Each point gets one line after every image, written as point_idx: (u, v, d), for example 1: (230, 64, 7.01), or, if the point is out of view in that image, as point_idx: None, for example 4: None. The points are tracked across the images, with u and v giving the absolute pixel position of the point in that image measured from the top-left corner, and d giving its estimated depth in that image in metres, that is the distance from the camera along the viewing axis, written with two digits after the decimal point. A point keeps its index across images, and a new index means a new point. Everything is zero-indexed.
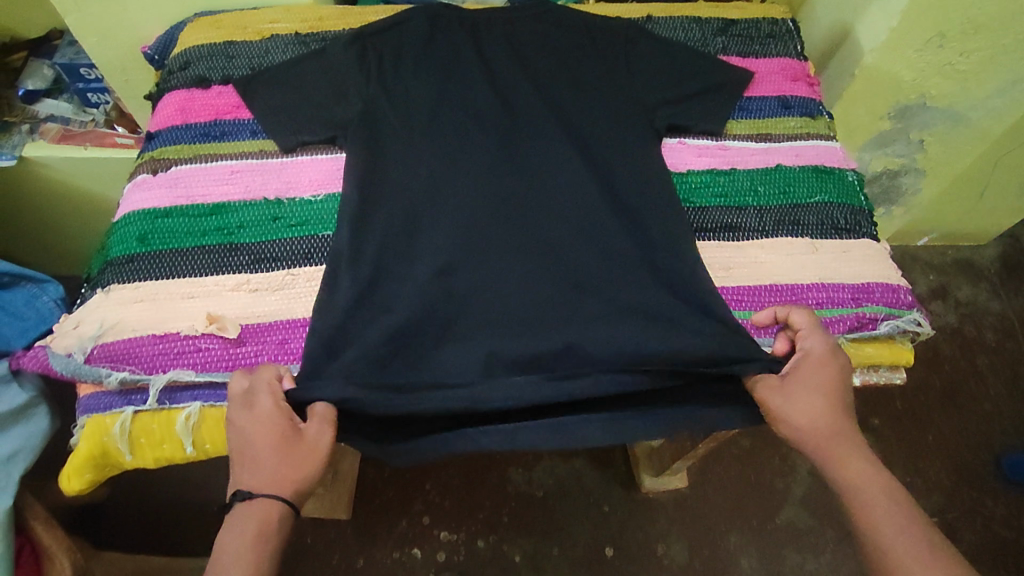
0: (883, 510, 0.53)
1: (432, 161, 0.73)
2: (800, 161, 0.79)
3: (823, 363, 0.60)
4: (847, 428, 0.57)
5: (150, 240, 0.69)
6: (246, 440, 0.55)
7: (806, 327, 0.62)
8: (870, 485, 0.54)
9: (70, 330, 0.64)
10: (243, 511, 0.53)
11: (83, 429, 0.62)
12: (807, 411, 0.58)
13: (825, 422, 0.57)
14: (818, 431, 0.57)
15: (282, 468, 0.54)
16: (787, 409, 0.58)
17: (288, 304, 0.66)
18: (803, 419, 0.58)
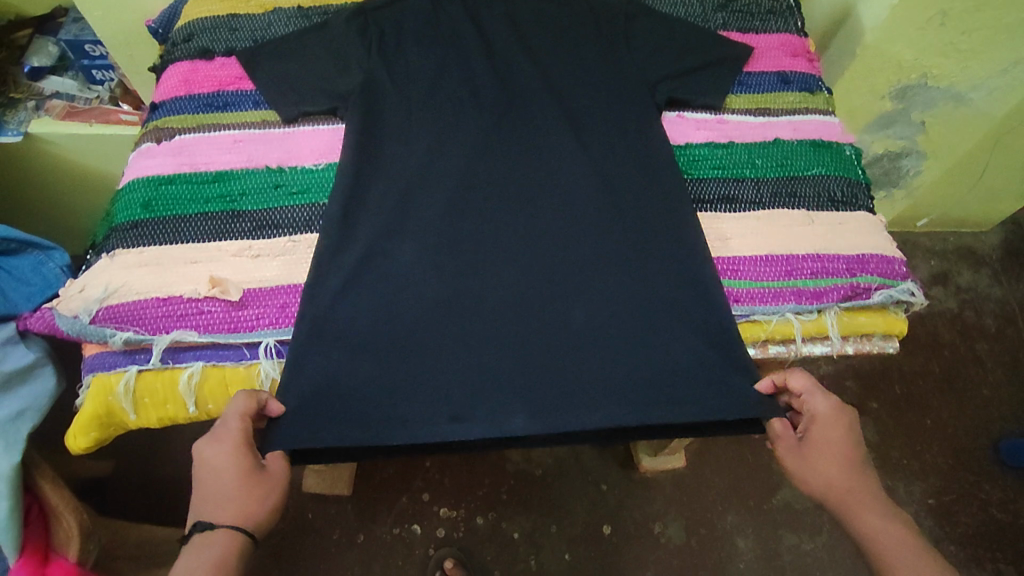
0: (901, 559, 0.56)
1: (433, 136, 0.75)
2: (798, 135, 0.80)
3: (833, 422, 0.62)
4: (862, 480, 0.60)
5: (155, 206, 0.70)
6: (214, 473, 0.56)
7: (807, 391, 0.63)
8: (885, 537, 0.57)
9: (75, 293, 0.65)
10: (204, 541, 0.55)
11: (88, 389, 0.63)
12: (823, 470, 0.61)
13: (835, 479, 0.60)
14: (832, 486, 0.60)
15: (247, 502, 0.56)
16: (804, 470, 0.61)
17: (289, 269, 0.68)
18: (820, 477, 0.60)
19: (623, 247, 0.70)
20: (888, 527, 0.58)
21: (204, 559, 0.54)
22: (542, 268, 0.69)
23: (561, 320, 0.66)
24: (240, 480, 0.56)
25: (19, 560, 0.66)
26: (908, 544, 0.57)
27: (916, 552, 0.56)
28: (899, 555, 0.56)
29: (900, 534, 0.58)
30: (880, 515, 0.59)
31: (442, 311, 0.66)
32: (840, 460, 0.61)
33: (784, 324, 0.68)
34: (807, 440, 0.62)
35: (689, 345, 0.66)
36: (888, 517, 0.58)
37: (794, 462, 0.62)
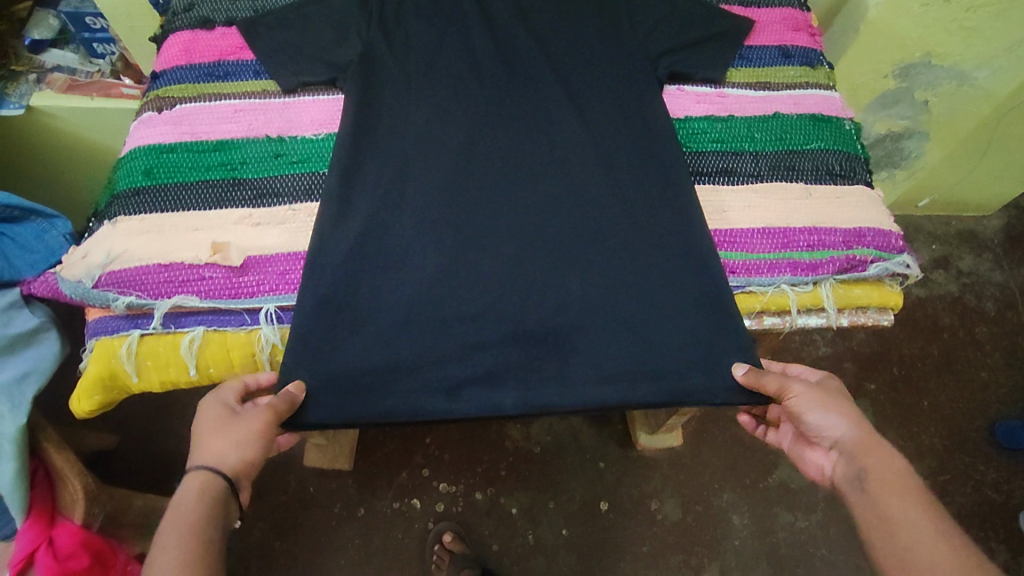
0: (904, 497, 0.55)
1: (433, 107, 0.75)
2: (798, 109, 0.80)
3: (833, 380, 0.64)
4: (870, 427, 0.60)
5: (156, 174, 0.71)
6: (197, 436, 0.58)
7: (798, 366, 0.66)
8: (894, 476, 0.56)
9: (78, 260, 0.66)
10: (182, 489, 0.55)
11: (91, 352, 0.64)
12: (840, 410, 0.60)
13: (850, 418, 0.60)
14: (848, 426, 0.59)
15: (219, 447, 0.56)
16: (822, 409, 0.60)
17: (289, 237, 0.68)
18: (837, 416, 0.60)
19: (622, 218, 0.70)
20: (896, 469, 0.57)
21: (181, 505, 0.53)
22: (541, 238, 0.69)
23: (559, 290, 0.66)
24: (220, 426, 0.57)
25: (26, 520, 0.69)
26: (908, 488, 0.55)
27: (915, 497, 0.55)
28: (902, 498, 0.54)
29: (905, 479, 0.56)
30: (885, 459, 0.57)
31: (440, 279, 0.66)
32: (851, 406, 0.61)
33: (779, 295, 0.69)
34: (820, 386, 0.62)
35: (685, 316, 0.66)
36: (891, 462, 0.57)
37: (811, 401, 0.60)
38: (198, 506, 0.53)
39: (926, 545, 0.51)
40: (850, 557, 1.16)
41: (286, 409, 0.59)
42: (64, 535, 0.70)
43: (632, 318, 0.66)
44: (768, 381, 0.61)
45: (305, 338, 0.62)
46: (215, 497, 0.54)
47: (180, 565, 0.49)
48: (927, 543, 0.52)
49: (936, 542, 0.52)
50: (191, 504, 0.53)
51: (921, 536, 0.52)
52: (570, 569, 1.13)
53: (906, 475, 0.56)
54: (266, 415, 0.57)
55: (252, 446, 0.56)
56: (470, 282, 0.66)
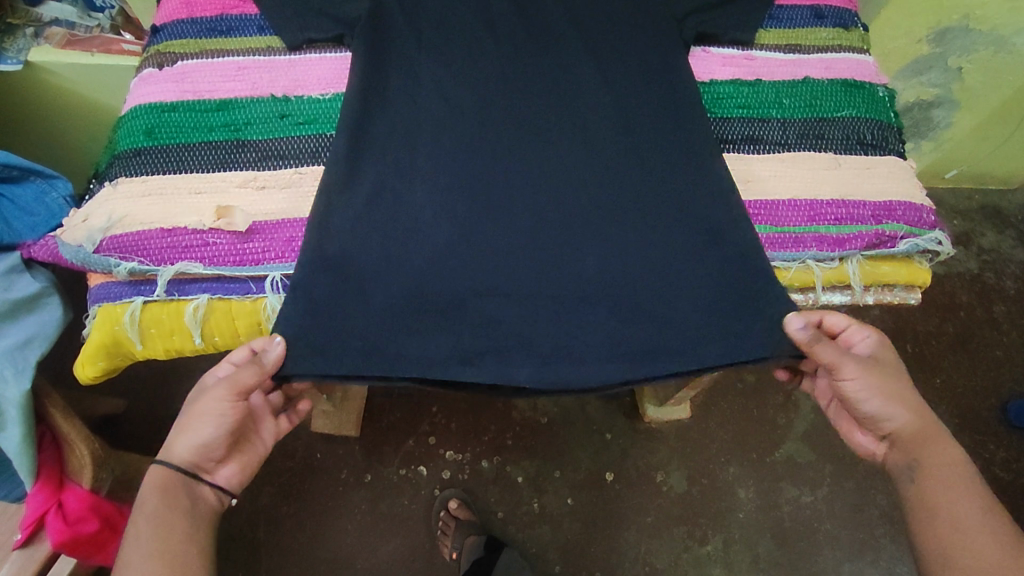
0: (960, 487, 0.57)
1: (444, 66, 0.72)
2: (829, 74, 0.76)
3: (886, 351, 0.64)
4: (928, 413, 0.61)
5: (157, 133, 0.69)
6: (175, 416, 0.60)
7: (843, 322, 0.64)
8: (947, 465, 0.58)
9: (79, 223, 0.64)
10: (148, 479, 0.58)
11: (94, 319, 0.62)
12: (895, 394, 0.61)
13: (908, 407, 0.61)
14: (907, 413, 0.61)
15: (177, 429, 0.58)
16: (879, 398, 0.60)
17: (296, 202, 0.66)
18: (894, 404, 0.61)
19: (640, 186, 0.67)
20: (950, 459, 0.59)
21: (144, 495, 0.57)
22: (556, 205, 0.66)
23: (574, 262, 0.64)
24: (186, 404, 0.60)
25: (36, 484, 0.69)
26: (968, 479, 0.57)
27: (976, 489, 0.57)
28: (954, 485, 0.57)
29: (959, 470, 0.58)
30: (944, 451, 0.59)
31: (450, 247, 0.64)
32: (906, 385, 0.62)
33: (804, 271, 0.65)
34: (873, 367, 0.62)
35: (705, 293, 0.63)
36: (953, 454, 0.59)
37: (867, 390, 0.61)
38: (158, 491, 0.57)
39: (984, 534, 0.54)
40: (854, 532, 1.16)
41: (256, 373, 0.57)
42: (73, 499, 0.70)
43: (650, 291, 0.63)
44: (822, 350, 0.60)
45: (311, 308, 0.61)
46: (171, 482, 0.57)
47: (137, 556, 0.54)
48: (969, 534, 0.54)
49: (983, 532, 0.54)
50: (153, 491, 0.57)
51: (966, 527, 0.55)
52: (574, 537, 1.14)
53: (964, 470, 0.58)
54: (224, 388, 0.58)
55: (205, 424, 0.58)
56: (481, 251, 0.64)
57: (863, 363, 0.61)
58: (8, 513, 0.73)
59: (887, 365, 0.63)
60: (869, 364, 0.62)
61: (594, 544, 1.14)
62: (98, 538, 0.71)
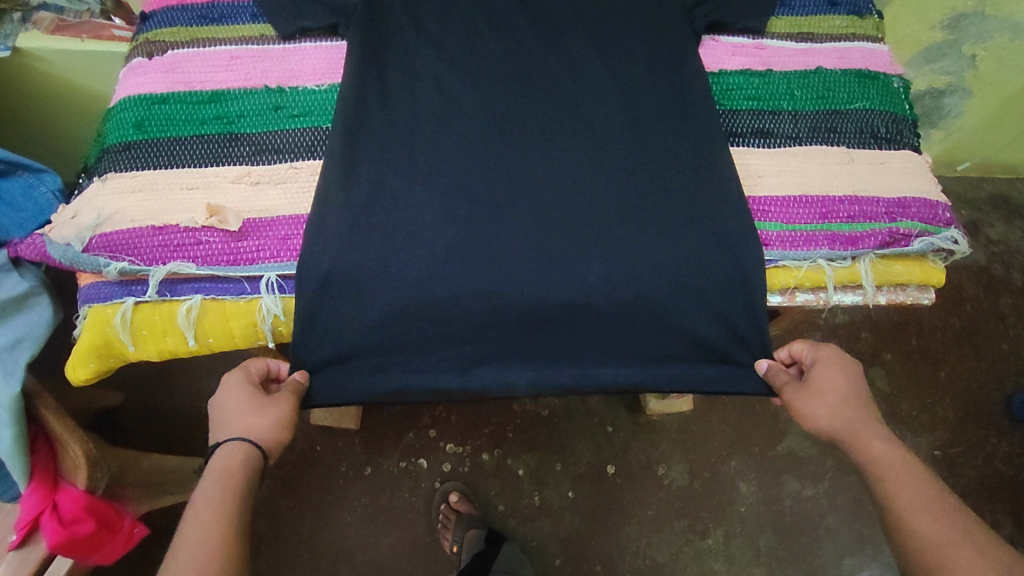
0: (910, 485, 0.53)
1: (445, 59, 0.70)
2: (842, 64, 0.74)
3: (830, 364, 0.62)
4: (867, 417, 0.59)
5: (147, 126, 0.66)
6: (228, 404, 0.57)
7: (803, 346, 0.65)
8: (890, 463, 0.55)
9: (68, 220, 0.62)
10: (220, 455, 0.55)
11: (85, 320, 0.60)
12: (832, 406, 0.59)
13: (841, 416, 0.59)
14: (840, 420, 0.58)
15: (255, 420, 0.56)
16: (815, 412, 0.59)
17: (290, 198, 0.63)
18: (826, 414, 0.59)
19: (647, 182, 0.65)
20: (894, 457, 0.55)
21: (222, 469, 0.53)
22: (560, 201, 0.64)
23: (580, 260, 0.62)
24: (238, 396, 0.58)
25: (29, 485, 0.67)
26: (915, 471, 0.54)
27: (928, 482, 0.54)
28: (902, 483, 0.54)
29: (903, 468, 0.55)
30: (886, 448, 0.56)
31: (451, 245, 0.62)
32: (851, 393, 0.60)
33: (815, 270, 0.63)
34: (813, 385, 0.61)
35: (708, 299, 0.63)
36: (893, 447, 0.56)
37: (802, 405, 0.60)
38: (241, 471, 0.54)
39: (928, 525, 0.51)
40: (855, 525, 1.16)
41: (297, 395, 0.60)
42: (68, 501, 0.68)
43: (656, 290, 0.62)
44: (777, 378, 0.63)
45: (308, 312, 0.59)
46: (253, 467, 0.55)
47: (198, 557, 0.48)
48: (921, 527, 0.51)
49: (937, 524, 0.51)
50: (235, 469, 0.54)
51: (918, 523, 0.51)
52: (574, 530, 1.13)
53: (912, 466, 0.55)
54: (290, 401, 0.59)
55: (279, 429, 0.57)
56: (483, 249, 0.62)
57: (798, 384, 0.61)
58: (4, 511, 0.72)
59: (832, 380, 0.61)
60: (809, 383, 0.61)
61: (595, 538, 1.13)
62: (94, 538, 0.70)
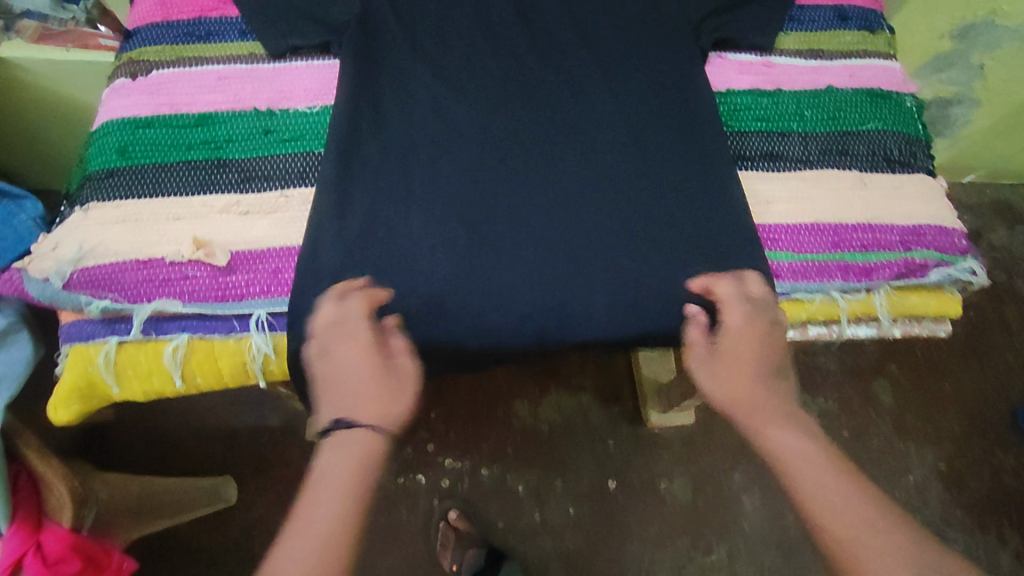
0: (823, 483, 0.50)
1: (443, 79, 0.67)
2: (854, 83, 0.71)
3: (743, 330, 0.55)
4: (770, 394, 0.54)
5: (131, 152, 0.63)
6: (358, 373, 0.51)
7: (727, 296, 0.57)
8: (797, 455, 0.51)
9: (47, 253, 0.59)
10: (352, 440, 0.49)
11: (66, 358, 0.57)
12: (730, 374, 0.54)
13: (737, 387, 0.53)
14: (731, 390, 0.54)
15: (390, 400, 0.51)
16: (708, 376, 0.55)
17: (281, 228, 0.61)
18: (720, 382, 0.54)
19: (651, 209, 0.63)
20: (801, 448, 0.52)
21: (354, 463, 0.49)
22: (562, 229, 0.62)
23: (584, 293, 0.60)
24: (356, 353, 0.52)
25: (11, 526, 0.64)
26: (821, 463, 0.51)
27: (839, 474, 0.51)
28: (817, 477, 0.50)
29: (813, 462, 0.51)
30: (791, 437, 0.52)
31: (450, 277, 0.59)
32: (760, 357, 0.55)
33: (828, 303, 0.61)
34: (715, 350, 0.55)
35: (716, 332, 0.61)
36: (795, 440, 0.52)
37: (699, 367, 0.56)
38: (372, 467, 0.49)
39: (841, 527, 0.47)
40: None
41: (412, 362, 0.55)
42: (53, 540, 0.65)
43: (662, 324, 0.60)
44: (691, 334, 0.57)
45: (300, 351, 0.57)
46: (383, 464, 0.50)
47: (321, 554, 0.45)
48: (833, 527, 0.48)
49: (853, 526, 0.48)
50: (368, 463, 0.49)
51: (830, 521, 0.48)
52: (576, 548, 1.12)
53: (817, 460, 0.51)
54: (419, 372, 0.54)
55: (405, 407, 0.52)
56: (483, 281, 0.60)
57: (704, 353, 0.56)
58: None
59: (738, 345, 0.55)
60: (712, 346, 0.56)
61: (597, 555, 1.11)
62: None
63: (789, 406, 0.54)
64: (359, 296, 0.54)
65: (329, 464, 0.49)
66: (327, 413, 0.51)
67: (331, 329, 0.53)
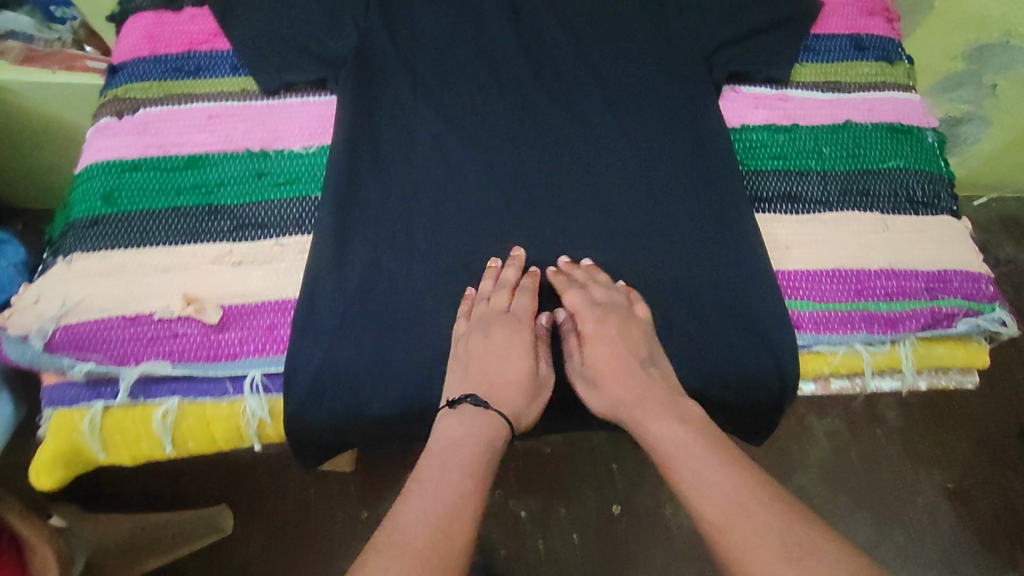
0: (702, 463, 0.45)
1: (444, 118, 0.64)
2: (873, 117, 0.68)
3: (597, 335, 0.54)
4: (645, 386, 0.52)
5: (117, 198, 0.60)
6: (515, 363, 0.53)
7: (576, 302, 0.56)
8: (676, 441, 0.47)
9: (28, 308, 0.56)
10: (487, 423, 0.48)
11: (49, 423, 0.54)
12: (600, 381, 0.54)
13: (607, 395, 0.53)
14: (605, 398, 0.53)
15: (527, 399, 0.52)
16: (585, 387, 0.55)
17: (276, 280, 0.57)
18: (595, 393, 0.54)
19: (663, 256, 0.60)
20: (675, 432, 0.48)
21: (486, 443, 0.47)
22: None
23: None
24: (516, 344, 0.54)
25: None
26: (696, 446, 0.46)
27: (721, 457, 0.46)
28: (696, 460, 0.46)
29: (687, 444, 0.47)
30: (667, 426, 0.49)
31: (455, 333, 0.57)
32: (626, 354, 0.54)
33: (851, 355, 0.59)
34: (583, 361, 0.55)
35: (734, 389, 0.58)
36: (674, 427, 0.48)
37: (578, 379, 0.56)
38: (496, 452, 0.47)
39: (715, 509, 0.43)
40: None
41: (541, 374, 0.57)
42: None
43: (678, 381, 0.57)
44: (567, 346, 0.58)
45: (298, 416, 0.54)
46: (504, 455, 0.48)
47: (449, 519, 0.41)
48: (713, 506, 0.43)
49: (730, 503, 0.43)
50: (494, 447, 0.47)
51: (706, 504, 0.43)
52: None
53: (697, 441, 0.47)
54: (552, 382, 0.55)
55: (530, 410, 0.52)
56: None
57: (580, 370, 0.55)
58: None
59: (598, 352, 0.54)
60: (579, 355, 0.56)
61: None
62: None
63: (668, 396, 0.51)
64: (525, 289, 0.57)
65: (457, 432, 0.48)
66: (456, 387, 0.51)
67: (496, 314, 0.55)
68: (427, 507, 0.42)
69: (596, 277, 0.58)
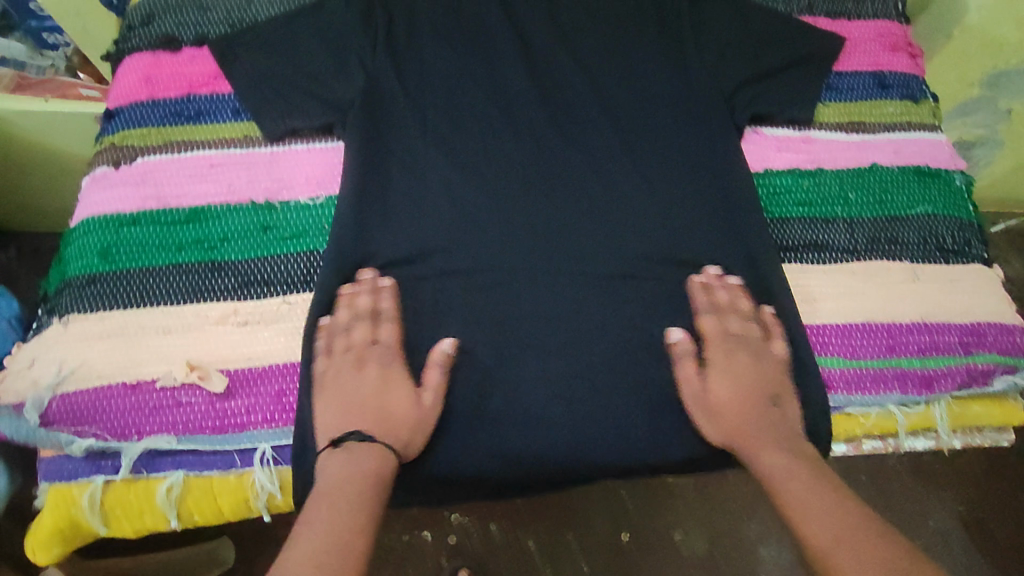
0: (809, 487, 0.47)
1: (456, 163, 0.62)
2: (899, 159, 0.66)
3: (731, 365, 0.55)
4: (766, 420, 0.52)
5: (115, 254, 0.57)
6: (378, 397, 0.51)
7: (710, 330, 0.56)
8: (788, 472, 0.49)
9: (22, 376, 0.53)
10: (354, 454, 0.48)
11: (46, 498, 0.51)
12: (728, 411, 0.53)
13: (733, 426, 0.52)
14: (729, 428, 0.53)
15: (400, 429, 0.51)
16: (704, 416, 0.54)
17: (284, 342, 0.55)
18: (716, 422, 0.53)
19: (687, 312, 0.58)
20: (786, 462, 0.49)
21: (354, 472, 0.47)
22: (593, 335, 0.57)
23: (618, 411, 0.55)
24: (367, 378, 0.52)
25: None
26: (805, 474, 0.48)
27: (825, 485, 0.48)
28: (804, 486, 0.47)
29: (801, 474, 0.48)
30: (779, 457, 0.50)
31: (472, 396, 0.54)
32: (751, 389, 0.54)
33: (885, 417, 0.57)
34: (706, 390, 0.54)
35: None
36: (785, 457, 0.50)
37: (692, 407, 0.54)
38: (367, 480, 0.46)
39: (823, 531, 0.44)
40: None
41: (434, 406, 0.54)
42: None
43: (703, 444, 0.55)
44: (681, 369, 0.55)
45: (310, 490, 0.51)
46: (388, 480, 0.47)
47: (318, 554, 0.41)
48: (819, 526, 0.44)
49: (828, 523, 0.44)
50: (364, 475, 0.47)
51: (813, 526, 0.44)
52: None
53: (807, 467, 0.49)
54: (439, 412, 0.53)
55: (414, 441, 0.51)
56: (509, 400, 0.55)
57: (699, 395, 0.54)
58: None
59: (731, 382, 0.54)
60: (700, 382, 0.55)
61: None
62: None
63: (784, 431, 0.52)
64: (384, 311, 0.55)
65: (339, 471, 0.47)
66: (334, 427, 0.50)
67: (359, 348, 0.53)
68: (311, 545, 0.41)
69: (737, 303, 0.58)
